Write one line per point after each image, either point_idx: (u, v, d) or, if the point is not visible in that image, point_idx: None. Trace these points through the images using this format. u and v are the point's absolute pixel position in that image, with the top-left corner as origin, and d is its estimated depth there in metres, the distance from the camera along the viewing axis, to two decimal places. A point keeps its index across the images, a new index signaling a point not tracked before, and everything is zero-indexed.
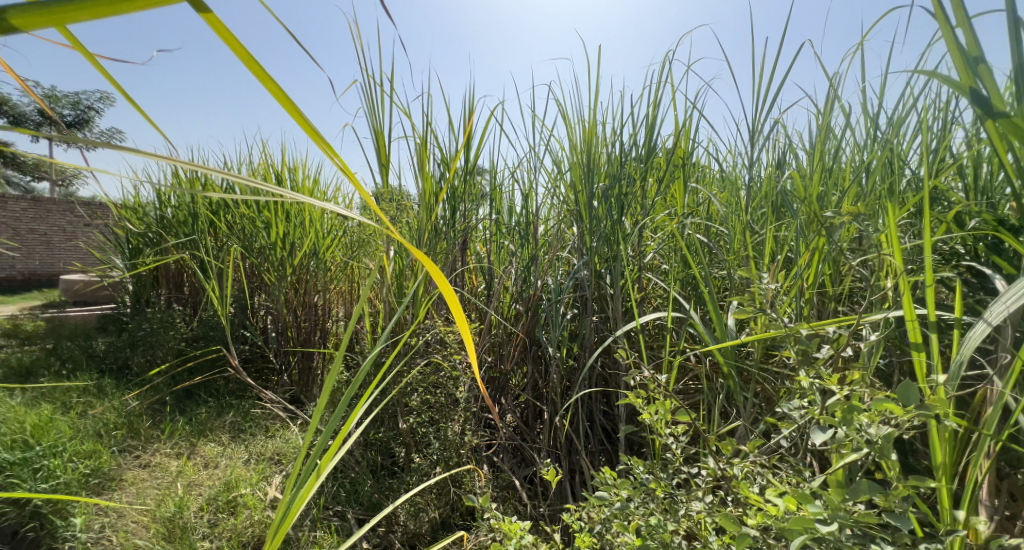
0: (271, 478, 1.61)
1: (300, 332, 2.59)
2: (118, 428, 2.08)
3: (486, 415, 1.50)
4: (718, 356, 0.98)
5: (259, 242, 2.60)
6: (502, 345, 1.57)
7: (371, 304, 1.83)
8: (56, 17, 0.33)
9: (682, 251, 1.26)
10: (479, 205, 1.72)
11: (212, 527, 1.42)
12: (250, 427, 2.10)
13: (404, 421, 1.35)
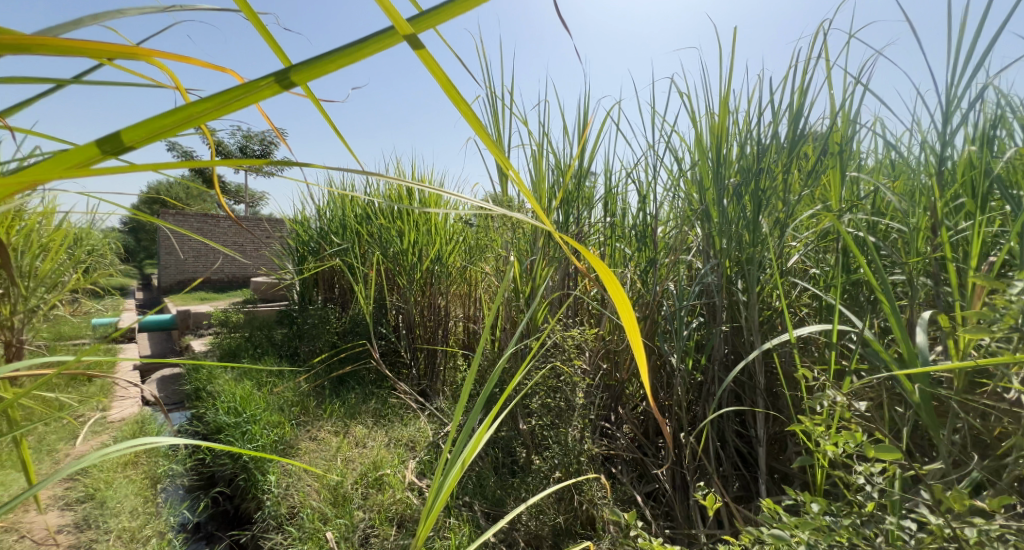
0: (408, 461, 1.80)
1: (426, 330, 2.84)
2: (294, 404, 2.54)
3: (603, 424, 1.48)
4: (898, 380, 0.81)
5: (393, 249, 2.94)
6: (618, 353, 1.52)
7: (490, 307, 1.94)
8: (321, 69, 0.37)
9: (846, 251, 1.05)
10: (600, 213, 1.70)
11: (365, 499, 1.64)
12: (389, 413, 2.39)
13: (523, 422, 1.46)
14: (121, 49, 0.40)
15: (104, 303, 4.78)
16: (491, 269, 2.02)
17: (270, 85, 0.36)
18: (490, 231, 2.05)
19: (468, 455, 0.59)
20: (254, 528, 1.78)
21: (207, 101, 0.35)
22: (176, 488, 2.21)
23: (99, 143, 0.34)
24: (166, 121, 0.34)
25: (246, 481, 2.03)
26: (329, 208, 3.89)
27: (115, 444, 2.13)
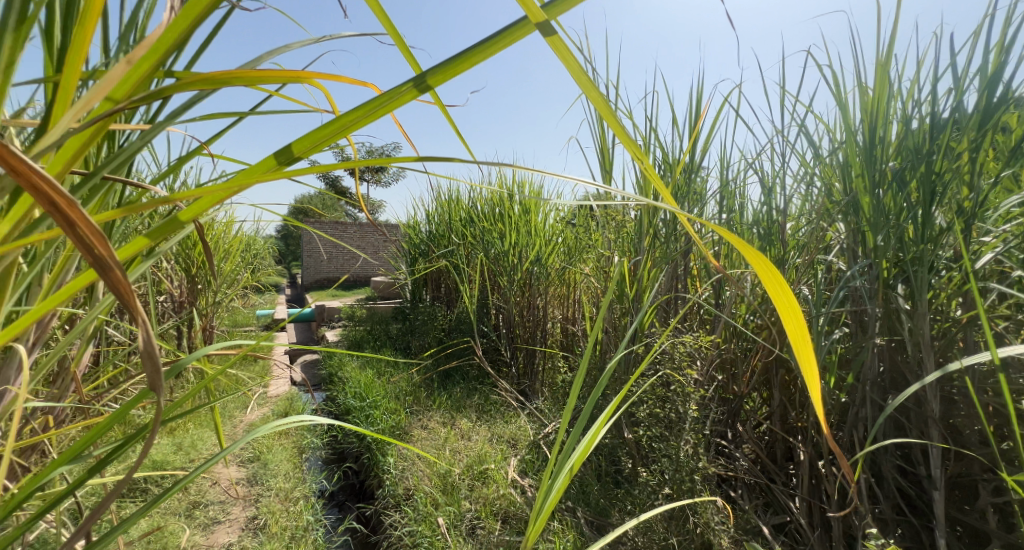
0: (510, 458, 1.86)
1: (525, 330, 2.89)
2: (408, 394, 2.78)
3: (720, 442, 1.36)
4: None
5: (495, 250, 3.06)
6: (737, 364, 1.38)
7: (590, 309, 1.90)
8: (455, 70, 0.36)
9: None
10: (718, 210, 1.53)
11: (471, 490, 1.73)
12: (492, 410, 2.49)
13: (629, 431, 1.43)
14: (288, 72, 0.45)
15: (264, 298, 5.78)
16: (591, 270, 1.98)
17: (410, 92, 0.36)
18: (590, 231, 2.02)
19: (579, 459, 0.57)
20: (377, 503, 1.99)
21: (355, 112, 0.36)
22: (316, 459, 2.56)
23: (275, 157, 0.37)
24: (326, 132, 0.37)
25: (370, 460, 2.28)
26: (438, 213, 4.20)
27: (273, 416, 2.56)
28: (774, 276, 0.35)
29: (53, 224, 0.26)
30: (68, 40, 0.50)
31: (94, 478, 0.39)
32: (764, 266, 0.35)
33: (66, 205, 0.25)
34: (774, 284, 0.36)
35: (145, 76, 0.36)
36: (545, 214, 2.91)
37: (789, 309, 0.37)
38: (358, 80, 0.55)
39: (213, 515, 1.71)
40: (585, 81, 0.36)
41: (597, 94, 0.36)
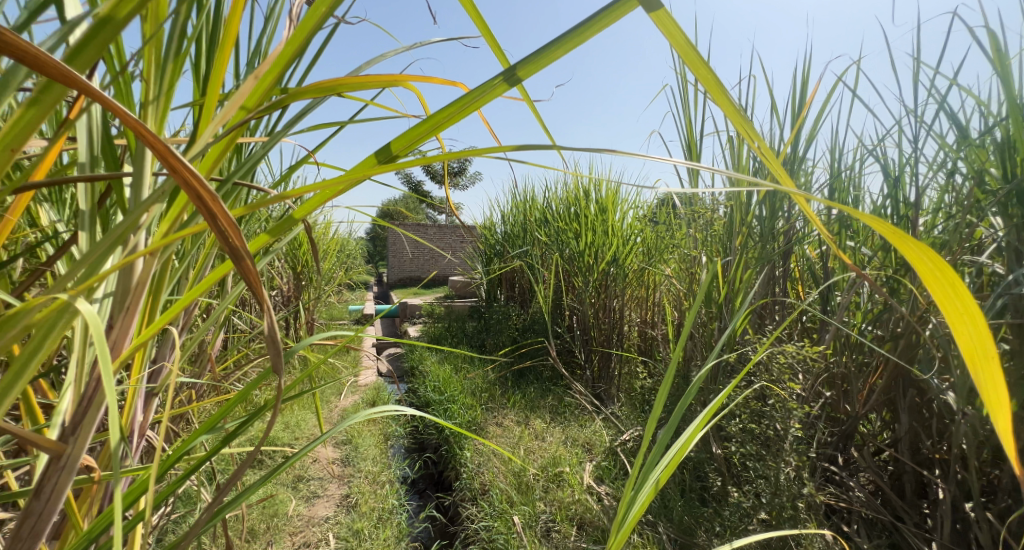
0: (586, 463, 1.82)
1: (600, 333, 2.82)
2: (484, 391, 2.86)
3: (829, 467, 1.21)
4: None
5: (571, 250, 3.03)
6: (850, 380, 1.22)
7: (672, 312, 1.80)
8: (546, 60, 0.35)
9: None
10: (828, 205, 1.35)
11: (546, 492, 1.73)
12: (566, 412, 2.47)
13: (719, 447, 1.34)
14: (386, 75, 0.50)
15: (355, 294, 6.31)
16: (673, 271, 1.88)
17: (500, 86, 0.36)
18: (673, 229, 1.92)
19: (665, 471, 0.53)
20: (455, 495, 2.06)
21: (448, 109, 0.37)
22: (400, 447, 2.72)
23: (375, 156, 0.40)
24: (421, 130, 0.38)
25: (449, 452, 2.38)
26: (513, 213, 4.27)
27: (363, 404, 2.79)
28: (940, 275, 0.26)
29: (200, 216, 0.29)
30: (210, 68, 0.58)
31: (228, 446, 0.44)
32: (923, 261, 0.27)
33: (209, 197, 0.28)
34: (935, 284, 0.27)
35: (270, 88, 0.40)
36: (624, 213, 2.82)
37: (963, 317, 0.27)
38: (449, 80, 0.57)
39: (314, 490, 1.90)
40: (695, 60, 0.32)
41: (705, 71, 0.32)
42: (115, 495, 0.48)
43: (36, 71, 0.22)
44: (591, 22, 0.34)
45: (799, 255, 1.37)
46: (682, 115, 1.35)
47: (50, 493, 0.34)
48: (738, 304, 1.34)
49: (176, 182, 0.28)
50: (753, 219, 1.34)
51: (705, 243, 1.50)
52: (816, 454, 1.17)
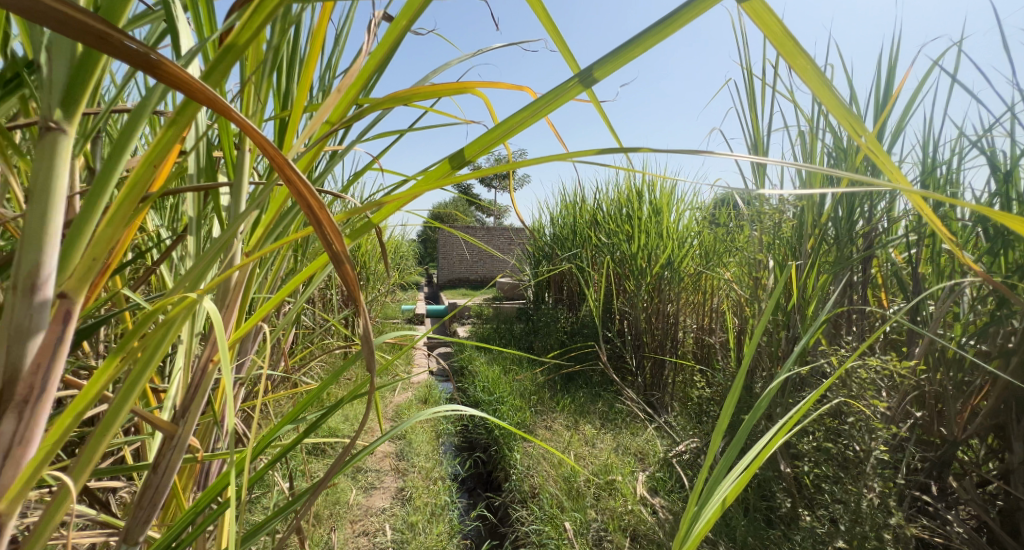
0: (639, 473, 1.77)
1: (653, 339, 2.73)
2: (533, 393, 2.86)
3: (920, 496, 1.09)
4: None
5: (622, 253, 2.97)
6: (945, 399, 1.09)
7: (733, 319, 1.71)
8: (623, 59, 0.34)
9: None
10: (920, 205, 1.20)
11: (597, 500, 1.69)
12: (616, 419, 2.41)
13: (787, 465, 1.25)
14: (451, 84, 0.53)
15: (408, 294, 6.56)
16: (734, 276, 1.78)
17: (575, 89, 0.35)
18: (734, 231, 1.82)
19: (732, 489, 0.50)
20: (504, 496, 2.08)
21: (519, 115, 0.37)
22: (450, 445, 2.79)
23: (449, 163, 0.41)
24: (492, 137, 0.38)
25: (498, 453, 2.40)
26: (563, 215, 4.25)
27: (416, 401, 2.89)
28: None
29: (309, 224, 0.31)
30: (291, 85, 0.63)
31: (312, 437, 0.47)
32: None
33: (320, 208, 0.30)
34: None
35: (354, 98, 0.44)
36: (679, 215, 2.72)
37: None
38: (516, 85, 0.58)
39: (371, 482, 1.99)
40: (793, 51, 0.29)
41: (805, 61, 0.29)
42: (211, 474, 0.54)
43: (186, 94, 0.24)
44: (673, 17, 0.33)
45: (882, 261, 1.25)
46: (748, 111, 1.28)
47: (165, 467, 0.38)
48: (811, 313, 1.24)
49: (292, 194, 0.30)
50: (831, 221, 1.23)
51: (771, 246, 1.41)
52: (904, 481, 1.08)
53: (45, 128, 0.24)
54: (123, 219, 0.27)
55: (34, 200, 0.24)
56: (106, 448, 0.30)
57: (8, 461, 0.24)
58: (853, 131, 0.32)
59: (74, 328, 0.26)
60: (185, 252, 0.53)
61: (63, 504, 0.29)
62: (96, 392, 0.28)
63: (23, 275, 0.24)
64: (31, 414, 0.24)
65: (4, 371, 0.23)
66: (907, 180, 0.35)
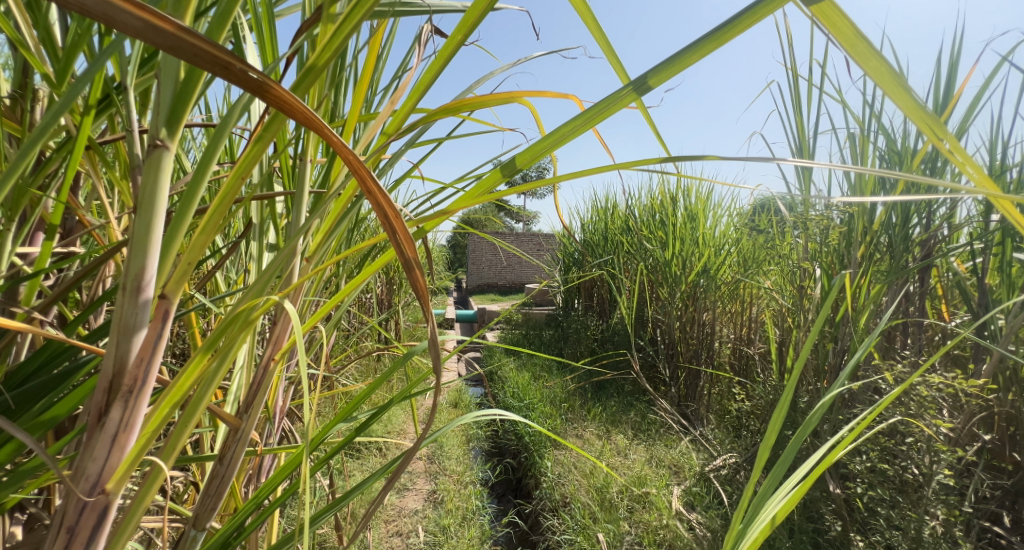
0: (673, 486, 1.72)
1: (688, 348, 2.66)
2: (563, 400, 2.83)
3: (989, 527, 1.01)
4: None
5: (655, 259, 2.92)
6: (1018, 422, 1.01)
7: (774, 330, 1.65)
8: (677, 66, 0.34)
9: None
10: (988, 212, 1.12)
11: (631, 513, 1.65)
12: (649, 430, 2.35)
13: (837, 486, 1.18)
14: (499, 94, 0.54)
15: (438, 299, 6.69)
16: (775, 285, 1.71)
17: (626, 97, 0.35)
18: (775, 238, 1.75)
19: (784, 506, 0.48)
20: (535, 503, 2.06)
21: (569, 125, 0.37)
22: (479, 449, 2.80)
23: (499, 171, 0.41)
24: (542, 146, 0.39)
25: (528, 459, 2.39)
26: (594, 221, 4.22)
27: (446, 404, 2.92)
28: None
29: (382, 229, 0.33)
30: (341, 99, 0.66)
31: (361, 436, 0.49)
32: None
33: (391, 215, 0.32)
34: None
35: (409, 110, 0.46)
36: (716, 222, 2.65)
37: None
38: (562, 93, 0.58)
39: (404, 482, 2.03)
40: (864, 52, 0.28)
41: (876, 62, 0.28)
42: (264, 471, 0.59)
43: (287, 116, 0.25)
44: (729, 24, 0.32)
45: (943, 270, 1.17)
46: (793, 114, 1.23)
47: (230, 458, 0.40)
48: (862, 325, 1.17)
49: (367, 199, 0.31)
50: (884, 229, 1.17)
51: (817, 254, 1.34)
52: (971, 509, 1.00)
53: (151, 146, 0.25)
54: (214, 223, 0.28)
55: (142, 210, 0.25)
56: (189, 436, 0.31)
57: (115, 445, 0.26)
58: (926, 129, 0.30)
59: (172, 325, 0.27)
60: (247, 258, 0.56)
61: (156, 481, 0.30)
62: (186, 388, 0.30)
63: (131, 278, 0.25)
64: (135, 403, 0.26)
65: (115, 364, 0.25)
66: (990, 183, 0.32)
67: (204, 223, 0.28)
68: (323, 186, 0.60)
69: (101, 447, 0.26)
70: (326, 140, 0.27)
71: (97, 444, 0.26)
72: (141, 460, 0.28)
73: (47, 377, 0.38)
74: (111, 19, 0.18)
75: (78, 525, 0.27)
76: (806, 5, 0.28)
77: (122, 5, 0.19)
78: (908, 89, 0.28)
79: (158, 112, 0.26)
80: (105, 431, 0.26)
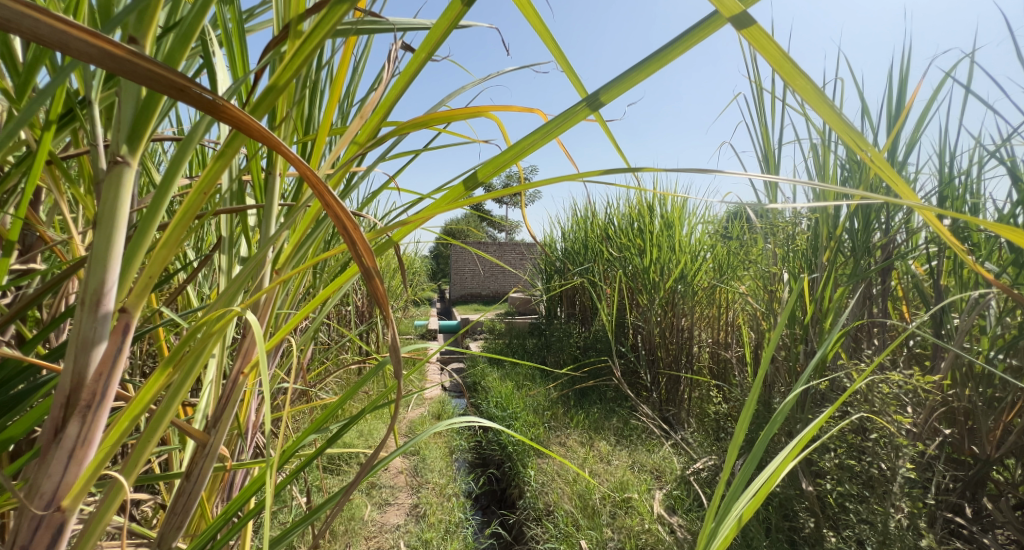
0: (655, 491, 1.73)
1: (667, 354, 2.70)
2: (546, 409, 2.84)
3: (952, 517, 1.05)
4: None
5: (634, 267, 2.99)
6: (973, 416, 1.06)
7: (748, 333, 1.70)
8: (629, 83, 0.36)
9: None
10: (941, 218, 1.18)
11: (613, 518, 1.66)
12: (631, 436, 2.37)
13: (810, 483, 1.21)
14: (467, 107, 0.55)
15: (420, 310, 6.64)
16: (749, 290, 1.76)
17: (582, 112, 0.37)
18: (747, 245, 1.81)
19: (751, 502, 0.50)
20: (519, 513, 2.05)
21: (531, 137, 0.39)
22: (463, 461, 2.76)
23: (465, 183, 0.42)
24: (505, 158, 0.40)
25: (512, 469, 2.37)
26: (574, 231, 4.27)
27: (429, 416, 2.89)
28: None
29: (343, 241, 0.33)
30: (312, 111, 0.66)
31: (332, 447, 0.47)
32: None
33: (355, 228, 0.32)
34: None
35: (378, 122, 0.46)
36: (691, 229, 2.73)
37: None
38: (528, 108, 0.59)
39: (385, 498, 1.99)
40: (792, 72, 0.30)
41: (804, 82, 0.30)
42: (235, 488, 0.57)
43: (247, 135, 0.25)
44: (674, 44, 0.34)
45: (902, 272, 1.23)
46: (758, 125, 1.29)
47: (198, 475, 0.39)
48: (828, 326, 1.22)
49: (328, 213, 0.32)
50: (846, 234, 1.22)
51: (786, 258, 1.39)
52: (935, 501, 1.04)
53: (111, 162, 0.25)
54: (176, 238, 0.28)
55: (101, 225, 0.25)
56: (152, 453, 0.30)
57: (72, 461, 0.26)
58: (853, 142, 0.32)
59: (133, 339, 0.27)
60: (218, 271, 0.55)
61: (116, 497, 0.30)
62: (147, 402, 0.29)
63: (90, 292, 0.25)
64: (93, 418, 0.26)
65: (72, 379, 0.25)
66: (911, 193, 0.35)
67: (165, 238, 0.28)
68: (295, 198, 0.60)
69: (57, 463, 0.25)
70: (284, 157, 0.27)
71: (53, 461, 0.25)
72: (99, 476, 0.27)
73: (5, 396, 0.37)
74: (65, 46, 0.19)
75: (32, 544, 0.26)
76: (738, 28, 0.30)
77: (76, 33, 0.19)
78: (834, 107, 0.31)
79: (118, 130, 0.26)
80: (62, 447, 0.25)
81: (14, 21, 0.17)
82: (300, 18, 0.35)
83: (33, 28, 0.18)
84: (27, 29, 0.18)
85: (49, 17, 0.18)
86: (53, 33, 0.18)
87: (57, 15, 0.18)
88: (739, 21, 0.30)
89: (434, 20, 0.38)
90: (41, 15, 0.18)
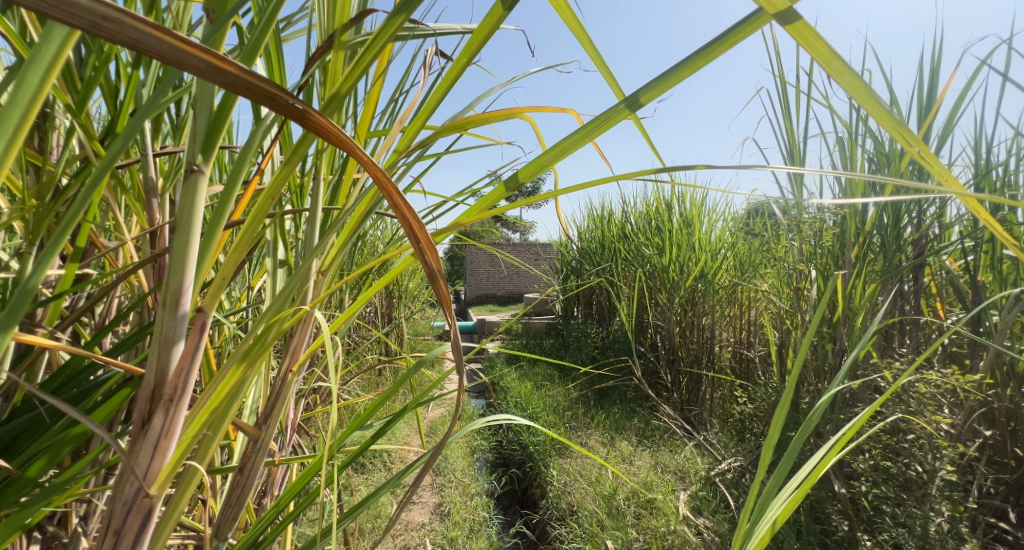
0: (680, 492, 1.71)
1: (688, 353, 2.68)
2: (567, 409, 2.84)
3: (993, 521, 1.02)
4: None
5: (653, 266, 2.96)
6: (1014, 416, 1.03)
7: (772, 331, 1.67)
8: (670, 82, 0.36)
9: None
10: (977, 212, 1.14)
11: (638, 519, 1.65)
12: (653, 436, 2.36)
13: (842, 485, 1.18)
14: (501, 110, 0.55)
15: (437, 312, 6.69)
16: (773, 287, 1.73)
17: (622, 113, 0.36)
18: (770, 242, 1.77)
19: (786, 506, 0.49)
20: (542, 513, 2.06)
21: (569, 139, 0.39)
22: (484, 460, 2.78)
23: (503, 185, 0.43)
24: (544, 159, 0.40)
25: (533, 469, 2.38)
26: (591, 230, 4.26)
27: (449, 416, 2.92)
28: None
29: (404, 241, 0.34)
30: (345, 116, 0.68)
31: (377, 444, 0.48)
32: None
33: (416, 226, 0.33)
34: None
35: (419, 125, 0.47)
36: (710, 226, 2.70)
37: None
38: (562, 108, 0.60)
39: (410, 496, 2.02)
40: (836, 65, 0.30)
41: (851, 77, 0.30)
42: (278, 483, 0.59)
43: (323, 138, 0.26)
44: (715, 43, 0.34)
45: (936, 268, 1.19)
46: (782, 119, 1.26)
47: (251, 469, 0.40)
48: (859, 325, 1.19)
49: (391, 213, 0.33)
50: (875, 229, 1.19)
51: (813, 256, 1.35)
52: (976, 505, 1.00)
53: (187, 170, 0.26)
54: (246, 240, 0.30)
55: (182, 228, 0.26)
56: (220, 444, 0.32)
57: (158, 451, 0.27)
58: (900, 137, 0.32)
59: (209, 337, 0.28)
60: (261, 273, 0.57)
61: (191, 484, 0.31)
62: (219, 397, 0.31)
63: (171, 293, 0.26)
64: (175, 411, 0.27)
65: (156, 375, 0.26)
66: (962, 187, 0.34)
67: (237, 240, 0.29)
68: (331, 202, 0.62)
69: (145, 452, 0.27)
70: (356, 160, 0.28)
71: (141, 451, 0.27)
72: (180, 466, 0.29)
73: (70, 393, 0.39)
74: (178, 62, 0.20)
75: (125, 528, 0.27)
76: (784, 24, 0.30)
77: (188, 49, 0.20)
78: (882, 102, 0.30)
79: (194, 140, 0.27)
80: (148, 437, 0.27)
81: (140, 40, 0.19)
82: (344, 28, 0.36)
83: (153, 46, 0.19)
84: (151, 48, 0.19)
85: (165, 34, 0.19)
86: (169, 50, 0.19)
87: (171, 32, 0.19)
88: (784, 17, 0.30)
89: (476, 25, 0.39)
90: (163, 34, 0.19)
